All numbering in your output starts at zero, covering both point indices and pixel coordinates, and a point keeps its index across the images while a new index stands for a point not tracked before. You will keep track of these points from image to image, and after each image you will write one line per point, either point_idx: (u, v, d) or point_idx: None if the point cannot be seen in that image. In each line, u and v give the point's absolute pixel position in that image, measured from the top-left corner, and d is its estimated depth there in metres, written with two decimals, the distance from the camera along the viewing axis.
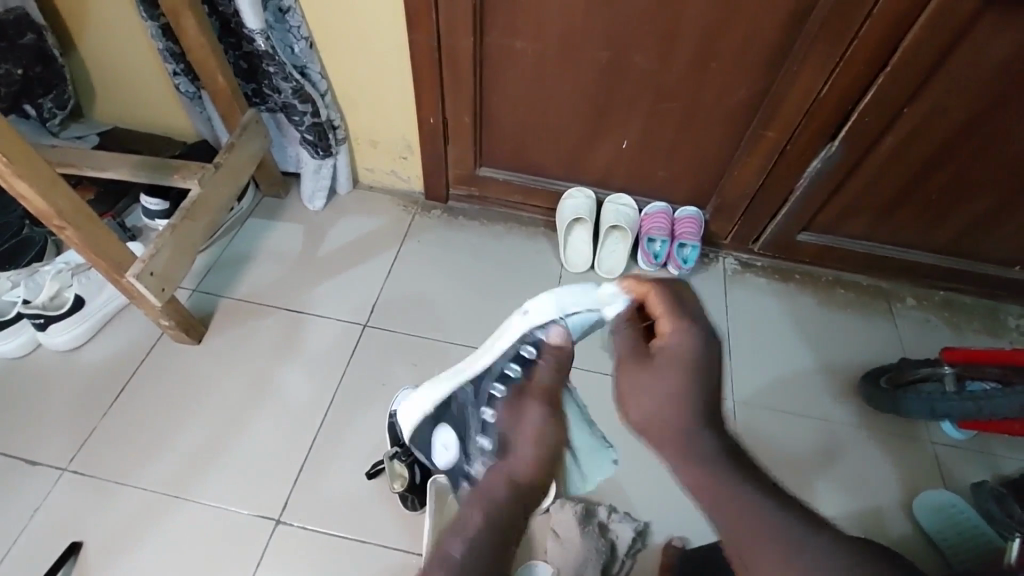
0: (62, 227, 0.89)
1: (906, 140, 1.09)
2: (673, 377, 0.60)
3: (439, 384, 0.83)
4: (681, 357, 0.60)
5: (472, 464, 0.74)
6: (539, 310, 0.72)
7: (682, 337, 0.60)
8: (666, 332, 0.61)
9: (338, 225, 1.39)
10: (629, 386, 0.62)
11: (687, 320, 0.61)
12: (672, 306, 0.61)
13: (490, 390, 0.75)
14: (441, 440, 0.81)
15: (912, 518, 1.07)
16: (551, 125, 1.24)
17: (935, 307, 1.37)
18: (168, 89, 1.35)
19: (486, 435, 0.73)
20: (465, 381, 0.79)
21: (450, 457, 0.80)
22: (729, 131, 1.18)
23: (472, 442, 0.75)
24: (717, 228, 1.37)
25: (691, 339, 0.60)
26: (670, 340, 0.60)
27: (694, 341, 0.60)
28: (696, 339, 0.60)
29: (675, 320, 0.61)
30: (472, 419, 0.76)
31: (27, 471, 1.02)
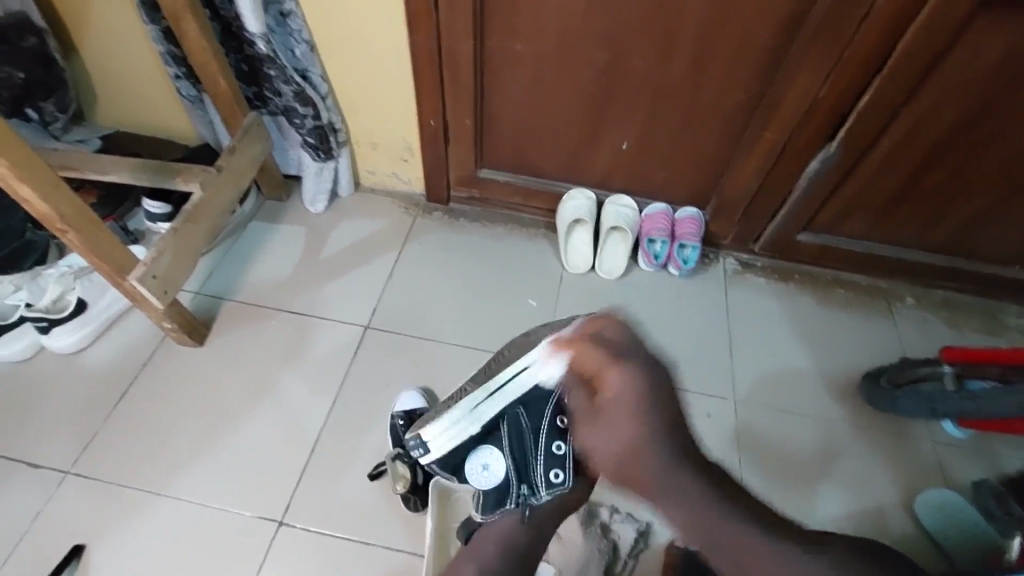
0: (64, 230, 0.90)
1: (904, 141, 1.09)
2: (626, 419, 0.74)
3: (483, 404, 0.78)
4: (622, 400, 0.74)
5: (539, 493, 0.80)
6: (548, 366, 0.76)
7: (620, 382, 0.74)
8: (606, 383, 0.74)
9: (339, 228, 1.40)
10: (593, 438, 0.77)
11: (616, 366, 0.74)
12: (603, 361, 0.74)
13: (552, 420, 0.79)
14: (492, 464, 0.80)
15: (913, 517, 1.07)
16: (551, 127, 1.24)
17: (935, 307, 1.37)
18: (168, 92, 1.35)
19: (564, 471, 0.79)
20: (519, 407, 0.79)
21: (498, 479, 0.80)
22: (728, 132, 1.19)
23: (537, 470, 0.79)
24: (716, 229, 1.37)
25: (627, 378, 0.74)
26: (613, 388, 0.73)
27: (628, 379, 0.74)
28: (630, 380, 0.74)
29: (609, 373, 0.74)
30: (534, 445, 0.79)
31: (29, 474, 1.03)
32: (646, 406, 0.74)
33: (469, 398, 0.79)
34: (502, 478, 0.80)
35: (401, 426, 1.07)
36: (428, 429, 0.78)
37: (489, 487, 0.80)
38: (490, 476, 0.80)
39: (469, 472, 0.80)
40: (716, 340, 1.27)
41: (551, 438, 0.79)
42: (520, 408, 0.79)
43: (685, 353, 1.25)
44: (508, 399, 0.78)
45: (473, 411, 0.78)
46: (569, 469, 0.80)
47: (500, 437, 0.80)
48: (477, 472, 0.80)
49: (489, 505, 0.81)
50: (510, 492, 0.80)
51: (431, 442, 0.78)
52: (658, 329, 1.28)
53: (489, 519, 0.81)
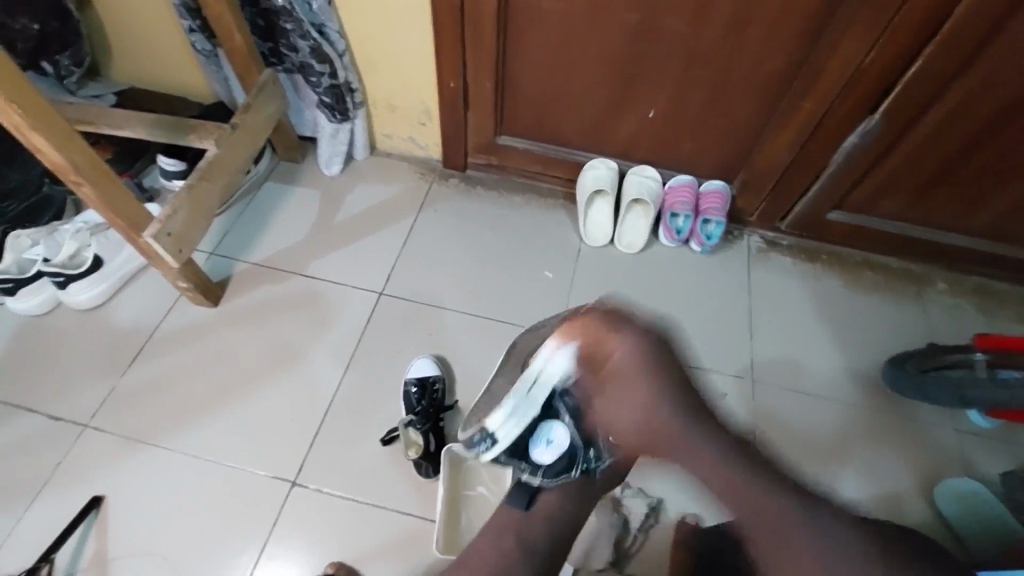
0: (78, 183, 0.88)
1: (951, 116, 1.03)
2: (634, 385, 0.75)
3: (536, 388, 0.74)
4: (633, 364, 0.75)
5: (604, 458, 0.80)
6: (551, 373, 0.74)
7: (625, 346, 0.75)
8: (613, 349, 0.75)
9: (355, 192, 1.37)
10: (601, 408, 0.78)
11: (615, 330, 0.75)
12: (606, 328, 0.75)
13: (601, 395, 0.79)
14: (558, 438, 0.77)
15: (931, 506, 1.05)
16: (576, 93, 1.19)
17: (968, 293, 1.32)
18: (183, 48, 1.32)
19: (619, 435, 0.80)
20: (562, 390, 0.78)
21: (564, 447, 0.77)
22: (764, 103, 1.13)
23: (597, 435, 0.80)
24: (743, 204, 1.32)
25: (631, 342, 0.75)
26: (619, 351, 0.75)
27: (636, 342, 0.75)
28: (637, 347, 0.75)
29: (616, 339, 0.75)
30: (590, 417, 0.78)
31: (51, 426, 1.04)
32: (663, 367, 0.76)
33: (519, 384, 0.75)
34: (567, 445, 0.77)
35: (414, 393, 1.07)
36: (495, 417, 0.76)
37: (555, 457, 0.77)
38: (555, 450, 0.77)
39: (536, 449, 0.77)
40: (737, 319, 1.24)
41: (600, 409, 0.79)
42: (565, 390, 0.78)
43: (704, 331, 1.22)
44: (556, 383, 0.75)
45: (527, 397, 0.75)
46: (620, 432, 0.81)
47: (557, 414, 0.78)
48: (542, 448, 0.77)
49: (554, 472, 0.78)
50: (578, 458, 0.78)
51: (497, 433, 0.75)
52: (676, 305, 1.25)
53: (553, 481, 0.79)
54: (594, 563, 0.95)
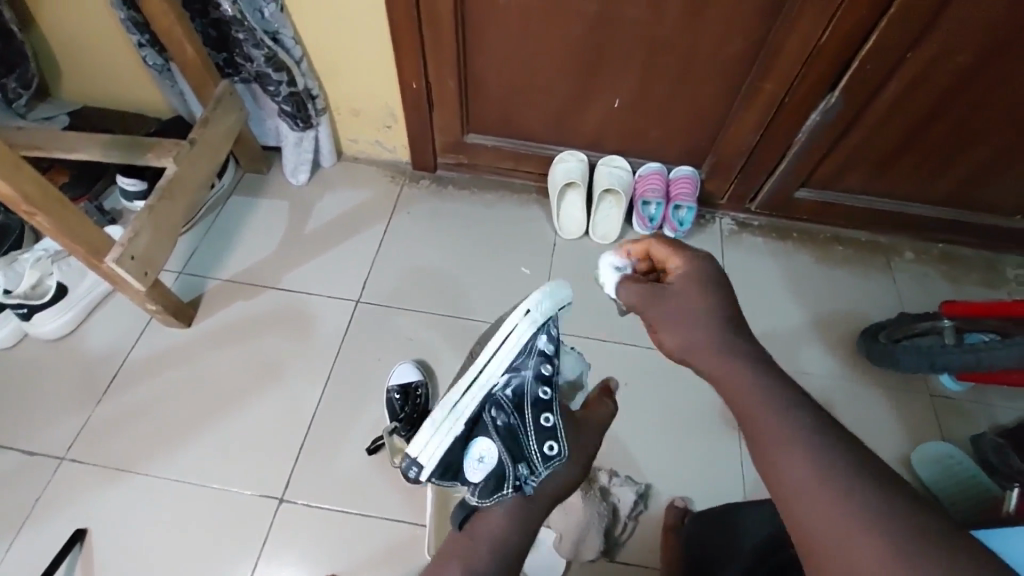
0: (31, 213, 0.85)
1: (908, 88, 1.05)
2: (697, 299, 0.56)
3: (462, 398, 0.72)
4: (693, 279, 0.57)
5: (537, 471, 0.70)
6: (540, 307, 0.74)
7: (690, 265, 0.58)
8: (675, 268, 0.60)
9: (325, 200, 1.35)
10: (660, 323, 0.57)
11: (686, 246, 0.60)
12: (672, 244, 0.61)
13: (539, 390, 0.74)
14: (486, 453, 0.70)
15: (910, 471, 1.08)
16: (540, 86, 1.19)
17: (934, 261, 1.35)
18: (135, 63, 1.28)
19: (559, 441, 0.72)
20: (484, 404, 0.72)
21: (492, 465, 0.69)
22: (725, 86, 1.13)
23: (530, 446, 0.71)
24: (712, 188, 1.33)
25: (697, 261, 0.58)
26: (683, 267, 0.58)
27: (699, 261, 0.58)
28: (703, 264, 0.58)
29: (680, 254, 0.60)
30: (525, 422, 0.72)
31: (25, 461, 1.02)
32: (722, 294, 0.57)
33: (450, 395, 0.73)
34: (496, 461, 0.69)
35: (397, 399, 1.06)
36: (418, 438, 0.70)
37: (485, 476, 0.69)
38: (485, 468, 0.70)
39: (468, 472, 0.70)
40: None
41: (536, 409, 0.73)
42: (492, 407, 0.72)
43: None
44: (492, 381, 0.73)
45: (455, 407, 0.71)
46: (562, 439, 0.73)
47: (489, 427, 0.71)
48: (473, 468, 0.70)
49: (483, 491, 0.68)
50: (508, 475, 0.68)
51: (419, 459, 0.69)
52: None
53: (487, 501, 0.68)
54: (586, 551, 0.94)
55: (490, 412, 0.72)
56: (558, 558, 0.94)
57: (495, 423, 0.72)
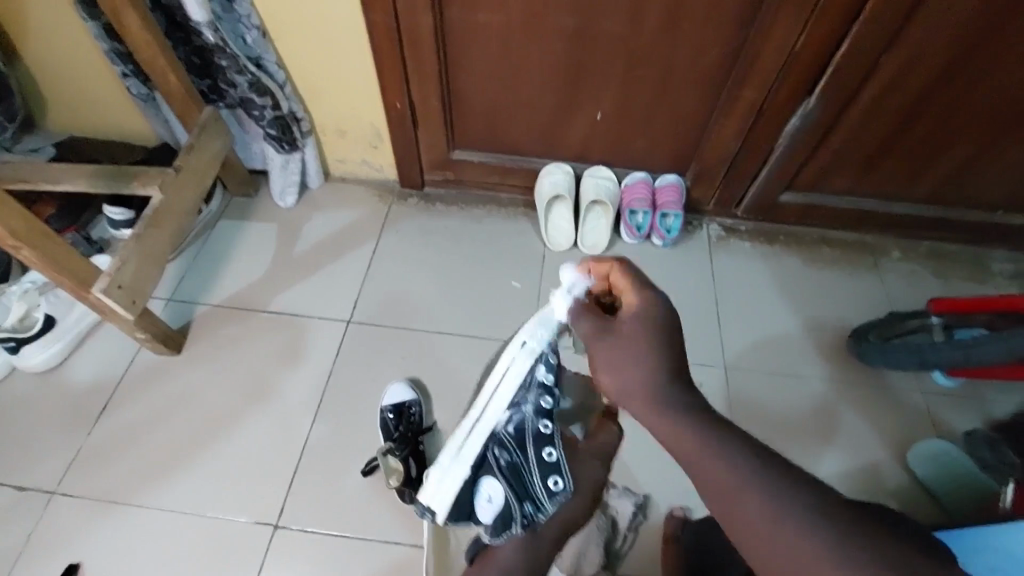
0: (16, 247, 0.85)
1: (883, 91, 1.06)
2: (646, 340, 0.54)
3: (465, 444, 0.66)
4: (645, 319, 0.55)
5: (544, 508, 0.69)
6: (537, 336, 0.66)
7: (645, 306, 0.56)
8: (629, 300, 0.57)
9: (313, 221, 1.35)
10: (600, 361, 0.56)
11: (648, 286, 0.57)
12: (631, 274, 0.58)
13: (542, 424, 0.69)
14: (492, 496, 0.68)
15: (908, 470, 1.08)
16: (522, 102, 1.20)
17: (920, 258, 1.37)
18: (120, 93, 1.29)
19: (564, 476, 0.69)
20: (489, 446, 0.67)
21: (498, 506, 0.68)
22: (705, 94, 1.15)
23: (535, 484, 0.69)
24: (698, 195, 1.34)
25: (653, 305, 0.55)
26: (635, 306, 0.56)
27: (655, 305, 0.55)
28: (658, 303, 0.56)
29: (637, 288, 0.57)
30: (528, 461, 0.68)
31: (16, 497, 1.00)
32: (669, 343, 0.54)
33: (450, 441, 0.67)
34: (501, 502, 0.68)
35: (391, 419, 1.05)
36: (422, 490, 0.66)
37: (492, 516, 0.68)
38: (492, 509, 0.68)
39: (477, 511, 0.69)
40: (705, 308, 1.26)
41: (539, 446, 0.68)
42: (495, 447, 0.68)
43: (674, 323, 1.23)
44: (495, 422, 0.67)
45: (459, 454, 0.66)
46: (568, 473, 0.70)
47: (494, 466, 0.67)
48: (481, 508, 0.69)
49: (492, 530, 0.69)
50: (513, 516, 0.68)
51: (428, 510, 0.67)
52: None
53: (496, 539, 0.69)
54: (588, 566, 0.93)
55: (494, 452, 0.68)
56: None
57: (500, 464, 0.68)
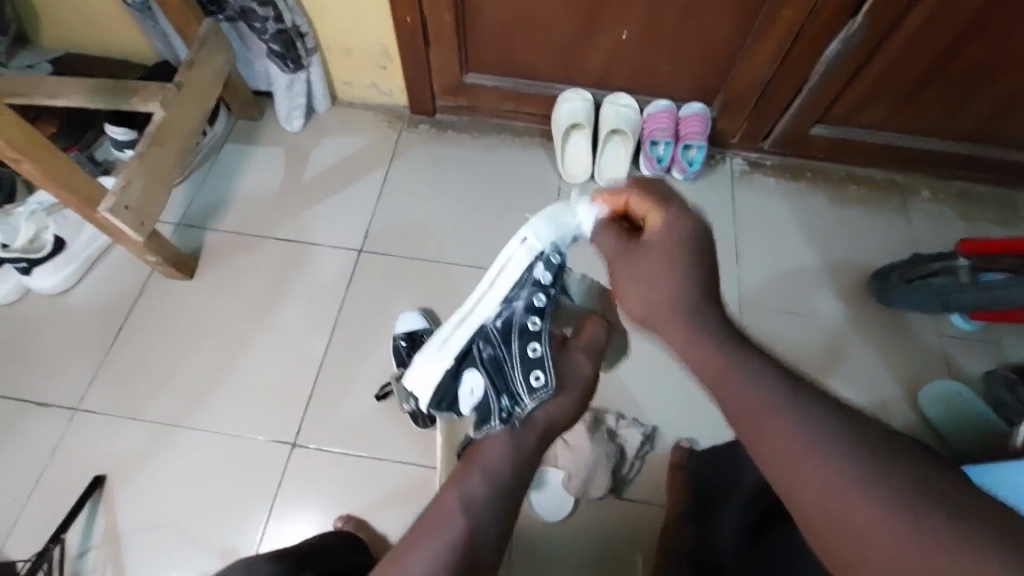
0: (17, 160, 0.82)
1: (943, 10, 0.96)
2: (670, 259, 0.58)
3: (457, 333, 0.76)
4: (669, 241, 0.58)
5: (522, 402, 0.65)
6: (539, 234, 0.73)
7: (671, 221, 0.59)
8: (654, 224, 0.60)
9: (321, 147, 1.31)
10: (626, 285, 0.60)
11: (670, 203, 0.60)
12: (656, 198, 0.61)
13: (529, 321, 0.71)
14: (473, 385, 0.71)
15: (917, 410, 1.08)
16: (541, 19, 1.11)
17: (952, 199, 1.31)
18: (113, 4, 1.21)
19: (546, 371, 0.65)
20: (478, 338, 0.74)
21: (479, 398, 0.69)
22: (741, 13, 1.06)
23: (516, 378, 0.67)
24: (724, 126, 1.28)
25: (678, 219, 0.59)
26: (662, 226, 0.59)
27: (681, 219, 0.59)
28: (684, 223, 0.59)
29: (660, 211, 0.60)
30: (511, 354, 0.69)
31: (40, 413, 1.04)
32: (697, 263, 0.57)
33: (449, 325, 0.79)
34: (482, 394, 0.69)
35: (404, 346, 1.06)
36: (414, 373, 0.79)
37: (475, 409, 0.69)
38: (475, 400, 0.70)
39: (465, 403, 0.73)
40: (723, 245, 1.22)
41: (524, 340, 0.69)
42: (481, 339, 0.74)
43: None
44: (485, 318, 0.75)
45: (448, 341, 0.77)
46: (552, 369, 0.66)
47: (478, 359, 0.72)
48: (468, 400, 0.72)
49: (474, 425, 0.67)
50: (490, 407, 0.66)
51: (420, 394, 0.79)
52: None
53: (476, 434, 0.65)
54: (595, 488, 0.97)
55: (479, 345, 0.73)
56: (566, 496, 0.96)
57: (483, 356, 0.72)
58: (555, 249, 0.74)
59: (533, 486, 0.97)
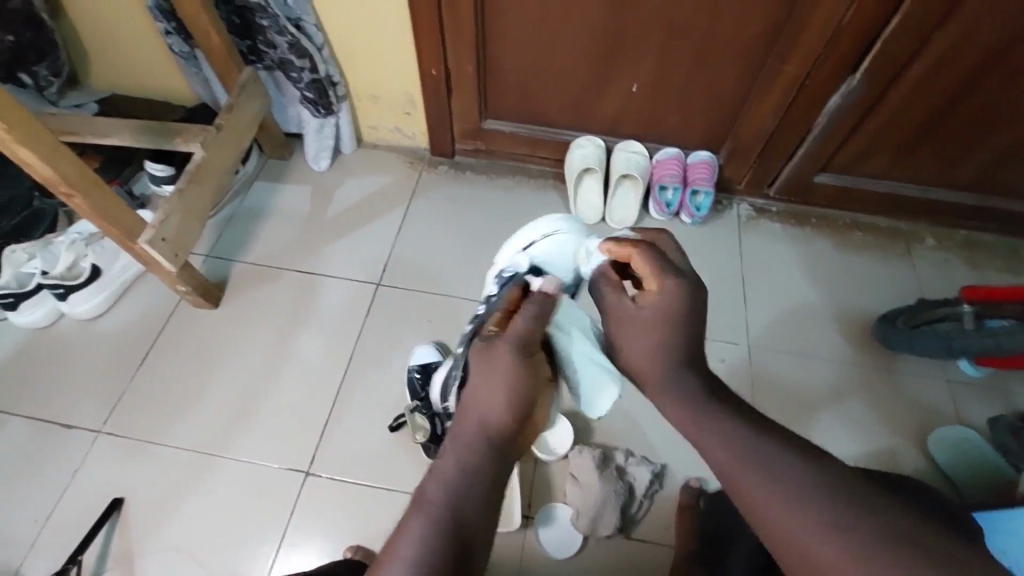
0: (69, 193, 0.88)
1: (931, 70, 1.03)
2: (662, 329, 0.60)
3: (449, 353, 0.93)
4: (662, 311, 0.61)
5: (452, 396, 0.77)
6: (504, 260, 0.90)
7: (667, 291, 0.61)
8: (654, 289, 0.62)
9: (345, 185, 1.38)
10: (621, 337, 0.63)
11: (670, 275, 0.62)
12: (655, 266, 0.63)
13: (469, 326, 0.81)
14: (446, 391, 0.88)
15: (926, 456, 1.08)
16: (557, 72, 1.19)
17: (955, 247, 1.34)
18: (162, 52, 1.31)
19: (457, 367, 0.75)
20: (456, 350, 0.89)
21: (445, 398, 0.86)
22: (746, 68, 1.13)
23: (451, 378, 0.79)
24: (731, 173, 1.33)
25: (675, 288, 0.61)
26: (658, 294, 0.62)
27: (678, 289, 0.61)
28: (680, 297, 0.61)
29: (659, 278, 0.62)
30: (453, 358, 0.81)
31: (64, 434, 1.07)
32: (682, 335, 0.61)
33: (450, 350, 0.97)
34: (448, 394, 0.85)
35: (418, 379, 1.09)
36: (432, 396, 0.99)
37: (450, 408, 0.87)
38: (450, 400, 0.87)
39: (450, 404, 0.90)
40: (730, 287, 1.26)
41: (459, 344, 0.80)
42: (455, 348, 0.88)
43: None
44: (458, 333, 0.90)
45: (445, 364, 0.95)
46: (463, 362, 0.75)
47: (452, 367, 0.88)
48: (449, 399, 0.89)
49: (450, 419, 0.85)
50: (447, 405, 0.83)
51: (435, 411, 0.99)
52: None
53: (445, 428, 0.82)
54: (603, 527, 0.97)
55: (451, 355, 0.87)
56: (574, 534, 0.97)
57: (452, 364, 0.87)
58: (511, 266, 0.86)
59: (541, 522, 0.98)
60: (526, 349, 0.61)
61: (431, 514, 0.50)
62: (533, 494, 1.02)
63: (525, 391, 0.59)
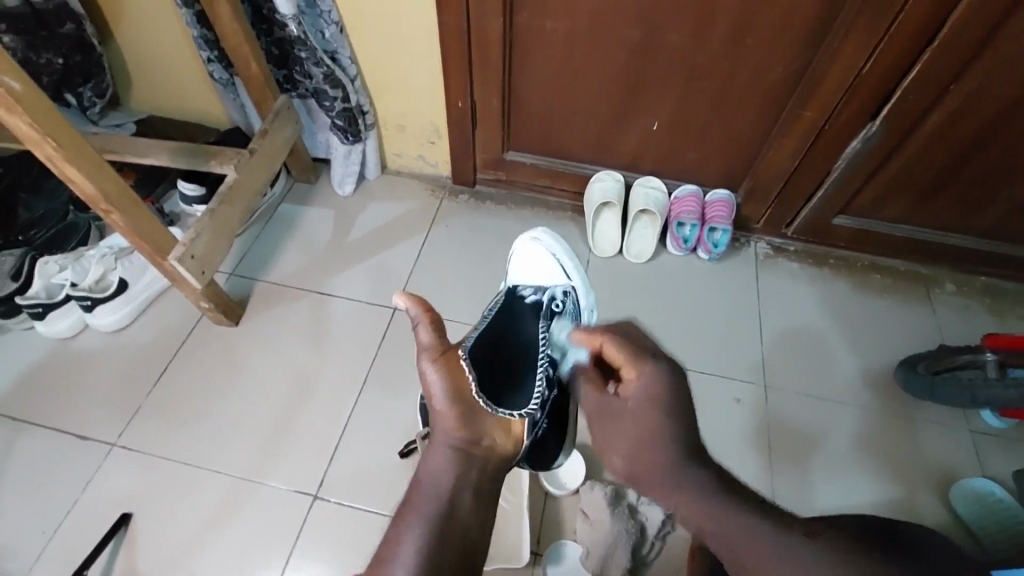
0: (108, 210, 0.91)
1: (950, 119, 1.05)
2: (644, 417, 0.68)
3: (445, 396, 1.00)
4: (646, 397, 0.68)
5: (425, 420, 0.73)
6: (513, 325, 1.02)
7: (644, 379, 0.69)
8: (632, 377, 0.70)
9: (368, 211, 1.41)
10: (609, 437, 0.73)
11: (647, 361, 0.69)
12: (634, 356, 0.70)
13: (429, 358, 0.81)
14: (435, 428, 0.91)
15: (949, 508, 1.05)
16: (581, 108, 1.22)
17: (977, 293, 1.32)
18: (202, 79, 1.37)
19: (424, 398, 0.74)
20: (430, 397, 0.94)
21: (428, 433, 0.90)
22: (766, 112, 1.15)
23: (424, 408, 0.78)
24: (749, 212, 1.34)
25: (651, 376, 0.69)
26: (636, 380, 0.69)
27: (654, 375, 0.69)
28: (657, 378, 0.68)
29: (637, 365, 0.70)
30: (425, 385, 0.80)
31: (79, 446, 1.07)
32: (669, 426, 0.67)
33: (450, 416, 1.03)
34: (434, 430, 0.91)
35: None
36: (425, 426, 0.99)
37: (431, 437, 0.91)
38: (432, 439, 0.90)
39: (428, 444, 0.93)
40: (748, 325, 1.25)
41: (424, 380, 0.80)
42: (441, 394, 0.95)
43: (713, 337, 1.23)
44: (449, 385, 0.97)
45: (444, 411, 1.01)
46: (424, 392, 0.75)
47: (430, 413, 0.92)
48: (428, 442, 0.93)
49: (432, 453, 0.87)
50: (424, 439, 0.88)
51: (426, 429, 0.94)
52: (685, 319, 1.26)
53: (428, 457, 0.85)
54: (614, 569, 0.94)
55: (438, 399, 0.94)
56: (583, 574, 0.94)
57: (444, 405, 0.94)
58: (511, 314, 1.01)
59: (549, 560, 0.95)
60: (447, 350, 0.67)
61: (426, 516, 0.59)
62: (542, 530, 1.00)
63: (461, 386, 0.66)
